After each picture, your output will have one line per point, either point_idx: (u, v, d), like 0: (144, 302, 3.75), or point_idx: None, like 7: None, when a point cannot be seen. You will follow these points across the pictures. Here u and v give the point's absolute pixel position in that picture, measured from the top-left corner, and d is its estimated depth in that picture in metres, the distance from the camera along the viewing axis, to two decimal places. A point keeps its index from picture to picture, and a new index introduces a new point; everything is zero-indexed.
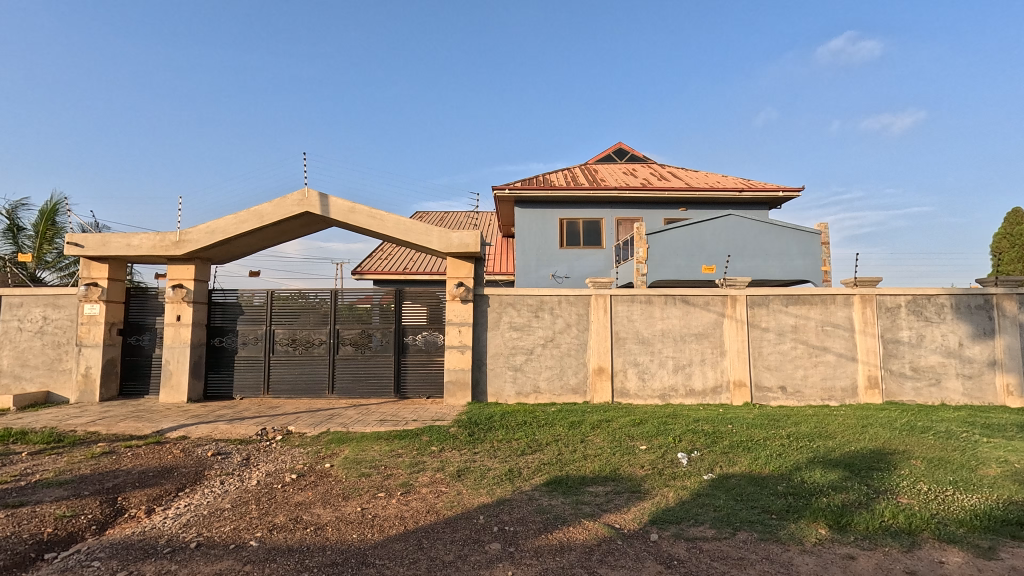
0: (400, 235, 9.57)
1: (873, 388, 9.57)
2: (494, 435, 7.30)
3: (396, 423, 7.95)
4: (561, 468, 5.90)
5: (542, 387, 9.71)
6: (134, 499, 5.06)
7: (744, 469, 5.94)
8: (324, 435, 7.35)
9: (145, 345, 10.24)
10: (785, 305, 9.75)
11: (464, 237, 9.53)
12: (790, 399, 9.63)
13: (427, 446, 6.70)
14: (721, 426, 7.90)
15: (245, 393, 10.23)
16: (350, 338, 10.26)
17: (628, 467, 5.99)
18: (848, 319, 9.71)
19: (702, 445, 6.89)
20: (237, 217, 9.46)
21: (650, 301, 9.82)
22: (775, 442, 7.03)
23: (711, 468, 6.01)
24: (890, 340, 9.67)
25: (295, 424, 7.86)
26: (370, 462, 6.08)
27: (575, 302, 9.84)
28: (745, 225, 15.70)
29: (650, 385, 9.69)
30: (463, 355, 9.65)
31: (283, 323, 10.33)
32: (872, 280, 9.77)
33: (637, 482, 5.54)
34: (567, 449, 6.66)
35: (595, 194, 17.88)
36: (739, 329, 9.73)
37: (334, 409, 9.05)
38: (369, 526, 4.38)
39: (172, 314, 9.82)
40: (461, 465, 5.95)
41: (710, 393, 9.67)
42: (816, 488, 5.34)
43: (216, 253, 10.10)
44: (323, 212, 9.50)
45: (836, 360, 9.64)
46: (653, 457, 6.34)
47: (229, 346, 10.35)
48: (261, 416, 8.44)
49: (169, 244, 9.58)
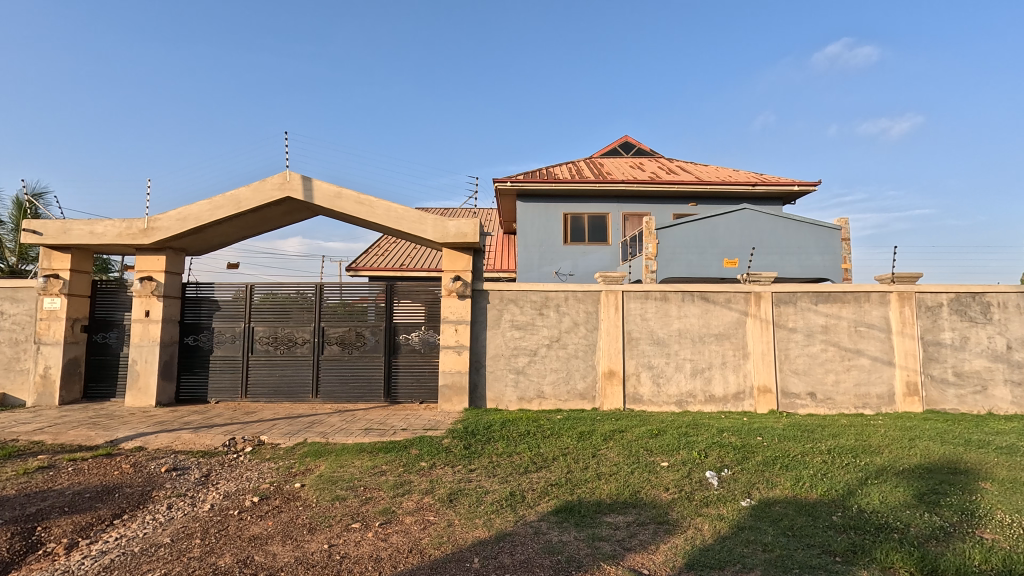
0: (391, 223, 8.67)
1: (912, 396, 8.68)
2: (493, 448, 6.40)
3: (383, 433, 7.05)
4: (571, 491, 4.99)
5: (547, 392, 8.82)
6: (54, 530, 4.17)
7: (788, 494, 5.04)
8: (300, 446, 6.46)
9: (113, 343, 9.35)
10: (814, 303, 8.86)
11: (461, 226, 8.65)
12: (820, 407, 8.72)
13: (415, 461, 5.81)
14: (750, 438, 6.99)
15: (221, 397, 9.36)
16: (337, 337, 9.39)
17: (650, 491, 5.08)
18: (884, 319, 8.82)
19: (733, 463, 5.97)
20: (212, 202, 8.57)
21: (665, 298, 8.93)
22: (816, 459, 6.12)
23: (750, 492, 5.10)
24: (930, 342, 8.78)
25: (269, 432, 6.96)
26: (347, 482, 5.18)
27: (583, 299, 8.95)
28: (761, 219, 14.79)
29: (666, 390, 8.80)
30: (459, 357, 8.75)
31: (263, 321, 9.44)
32: (912, 275, 8.87)
33: (663, 510, 4.64)
34: (577, 466, 5.75)
35: (601, 187, 17.01)
36: (763, 329, 8.83)
37: (317, 415, 8.15)
38: (335, 572, 3.48)
39: (140, 310, 8.94)
40: (453, 486, 5.04)
41: (732, 399, 8.78)
42: (882, 521, 4.44)
43: (189, 242, 9.20)
44: (306, 197, 8.62)
45: (871, 364, 8.75)
46: (678, 477, 5.43)
47: (204, 345, 9.46)
48: (233, 423, 7.54)
49: (136, 232, 8.66)
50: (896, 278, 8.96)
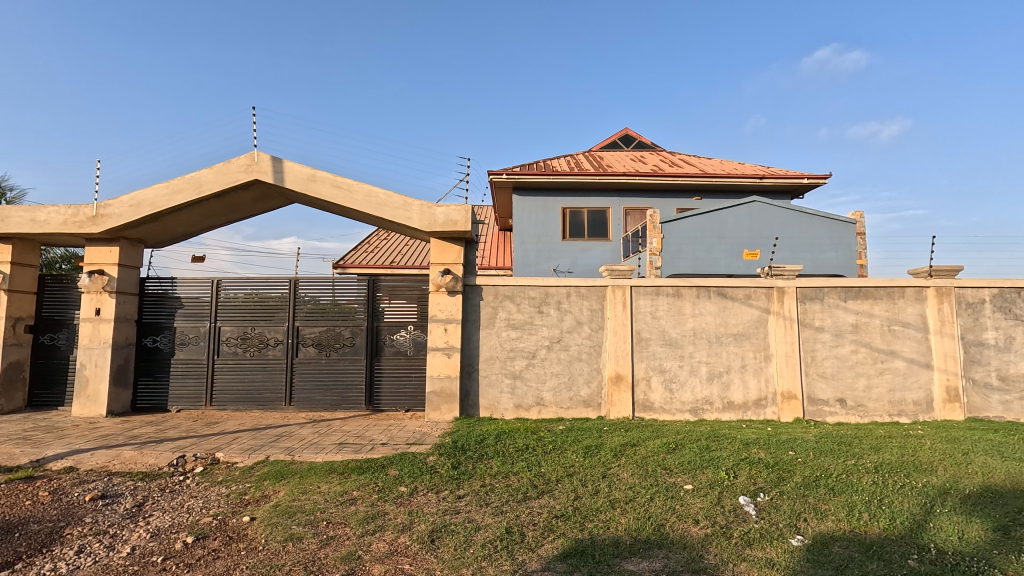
0: (372, 210, 7.72)
1: (953, 402, 7.83)
2: (486, 468, 5.45)
3: (359, 448, 6.09)
4: (581, 526, 4.08)
5: (546, 399, 7.91)
6: None
7: (846, 529, 4.13)
8: (259, 466, 5.50)
9: (62, 345, 8.38)
10: (843, 300, 7.98)
11: (451, 212, 7.71)
12: (851, 415, 7.86)
13: (392, 486, 4.89)
14: (781, 453, 6.07)
15: (182, 405, 8.40)
16: (313, 338, 8.44)
17: (676, 524, 4.16)
18: (921, 318, 7.97)
19: (770, 485, 5.05)
20: (171, 186, 7.61)
21: (678, 295, 8.04)
22: (864, 480, 5.21)
23: (798, 527, 4.17)
24: (972, 343, 7.93)
25: (226, 448, 6.00)
26: (306, 515, 4.23)
27: (588, 296, 8.04)
28: (773, 212, 13.94)
29: (679, 397, 7.90)
30: (449, 360, 7.83)
31: (230, 320, 8.49)
32: (952, 269, 8.00)
33: (697, 552, 3.72)
34: (585, 491, 4.84)
35: (602, 179, 16.12)
36: (787, 328, 7.95)
37: (287, 426, 7.20)
38: None
39: (90, 307, 7.95)
40: (436, 521, 4.11)
41: (753, 407, 7.89)
42: (974, 568, 3.54)
43: (146, 232, 8.20)
44: (276, 180, 7.67)
45: (906, 367, 7.89)
46: (708, 506, 4.50)
47: (164, 347, 8.49)
48: (189, 436, 6.58)
49: (83, 219, 7.67)
50: (934, 272, 8.09)
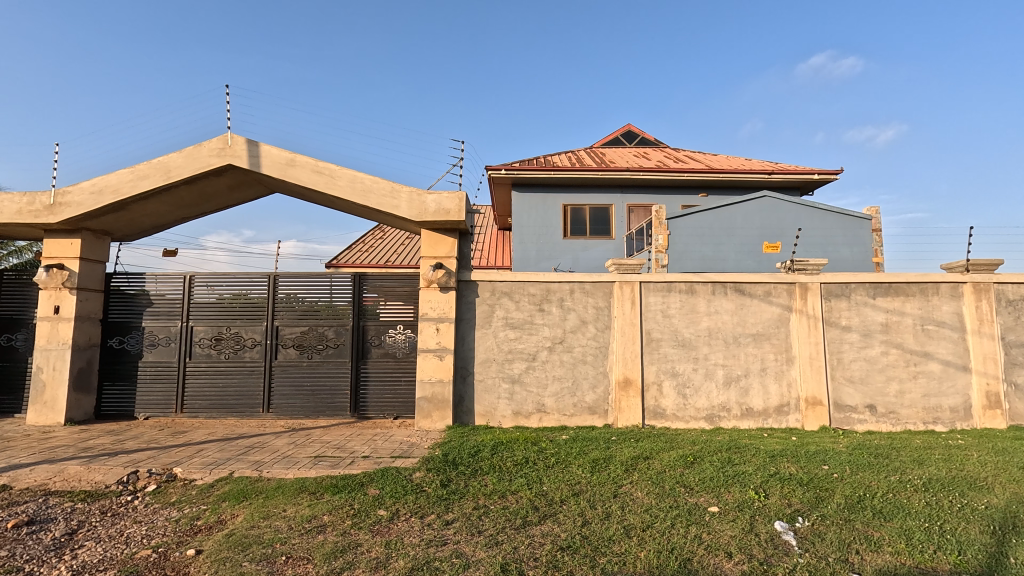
0: (356, 197, 7.05)
1: (994, 409, 7.15)
2: (479, 486, 4.76)
3: (337, 462, 5.39)
4: (593, 563, 3.38)
5: (548, 405, 7.22)
6: None
7: (910, 566, 3.44)
8: (219, 485, 4.80)
9: (19, 347, 7.68)
10: (872, 296, 7.30)
11: (443, 200, 7.03)
12: (882, 423, 7.18)
13: (370, 509, 4.19)
14: (814, 468, 5.37)
15: (151, 412, 7.71)
16: (293, 339, 7.75)
17: (706, 559, 3.47)
18: (957, 316, 7.28)
19: (808, 508, 4.36)
20: (135, 171, 6.94)
21: (692, 291, 7.36)
22: (915, 500, 4.52)
23: (852, 563, 3.48)
24: (1013, 344, 7.27)
25: (186, 462, 5.31)
26: (263, 548, 3.53)
27: (592, 292, 7.36)
28: (785, 207, 13.26)
29: (693, 403, 7.22)
30: (441, 363, 7.13)
31: (203, 318, 7.81)
32: (991, 263, 7.33)
33: None
34: (595, 515, 4.14)
35: (604, 174, 15.45)
36: (811, 328, 7.26)
37: (261, 436, 6.50)
38: None
39: (49, 305, 7.27)
40: (418, 557, 3.40)
41: (775, 413, 7.21)
42: None
43: (111, 223, 7.53)
44: (251, 165, 6.99)
45: (942, 370, 7.21)
46: (740, 535, 3.80)
47: (131, 349, 7.80)
48: (148, 448, 5.87)
49: (39, 208, 6.99)
50: (970, 267, 7.42)
